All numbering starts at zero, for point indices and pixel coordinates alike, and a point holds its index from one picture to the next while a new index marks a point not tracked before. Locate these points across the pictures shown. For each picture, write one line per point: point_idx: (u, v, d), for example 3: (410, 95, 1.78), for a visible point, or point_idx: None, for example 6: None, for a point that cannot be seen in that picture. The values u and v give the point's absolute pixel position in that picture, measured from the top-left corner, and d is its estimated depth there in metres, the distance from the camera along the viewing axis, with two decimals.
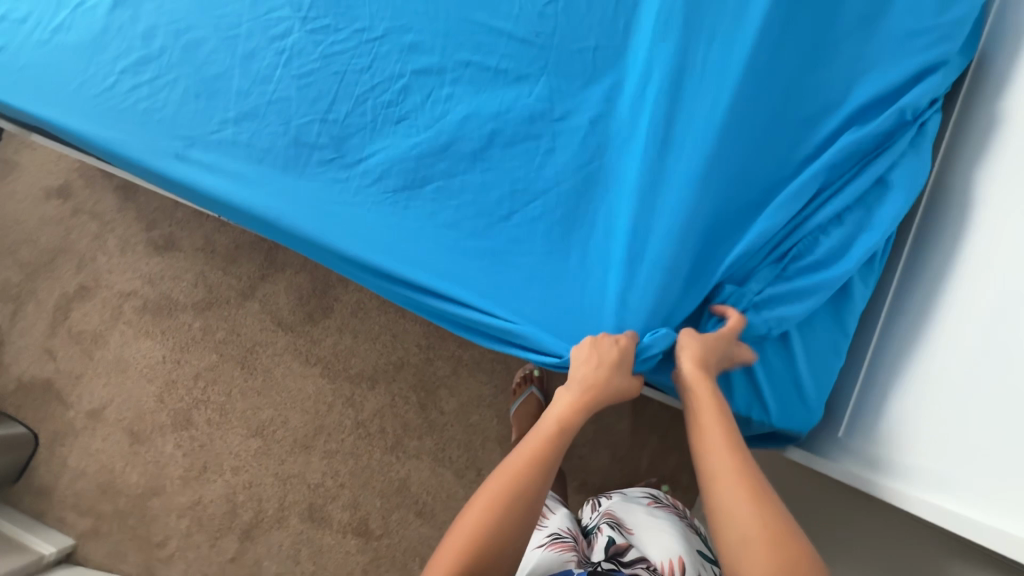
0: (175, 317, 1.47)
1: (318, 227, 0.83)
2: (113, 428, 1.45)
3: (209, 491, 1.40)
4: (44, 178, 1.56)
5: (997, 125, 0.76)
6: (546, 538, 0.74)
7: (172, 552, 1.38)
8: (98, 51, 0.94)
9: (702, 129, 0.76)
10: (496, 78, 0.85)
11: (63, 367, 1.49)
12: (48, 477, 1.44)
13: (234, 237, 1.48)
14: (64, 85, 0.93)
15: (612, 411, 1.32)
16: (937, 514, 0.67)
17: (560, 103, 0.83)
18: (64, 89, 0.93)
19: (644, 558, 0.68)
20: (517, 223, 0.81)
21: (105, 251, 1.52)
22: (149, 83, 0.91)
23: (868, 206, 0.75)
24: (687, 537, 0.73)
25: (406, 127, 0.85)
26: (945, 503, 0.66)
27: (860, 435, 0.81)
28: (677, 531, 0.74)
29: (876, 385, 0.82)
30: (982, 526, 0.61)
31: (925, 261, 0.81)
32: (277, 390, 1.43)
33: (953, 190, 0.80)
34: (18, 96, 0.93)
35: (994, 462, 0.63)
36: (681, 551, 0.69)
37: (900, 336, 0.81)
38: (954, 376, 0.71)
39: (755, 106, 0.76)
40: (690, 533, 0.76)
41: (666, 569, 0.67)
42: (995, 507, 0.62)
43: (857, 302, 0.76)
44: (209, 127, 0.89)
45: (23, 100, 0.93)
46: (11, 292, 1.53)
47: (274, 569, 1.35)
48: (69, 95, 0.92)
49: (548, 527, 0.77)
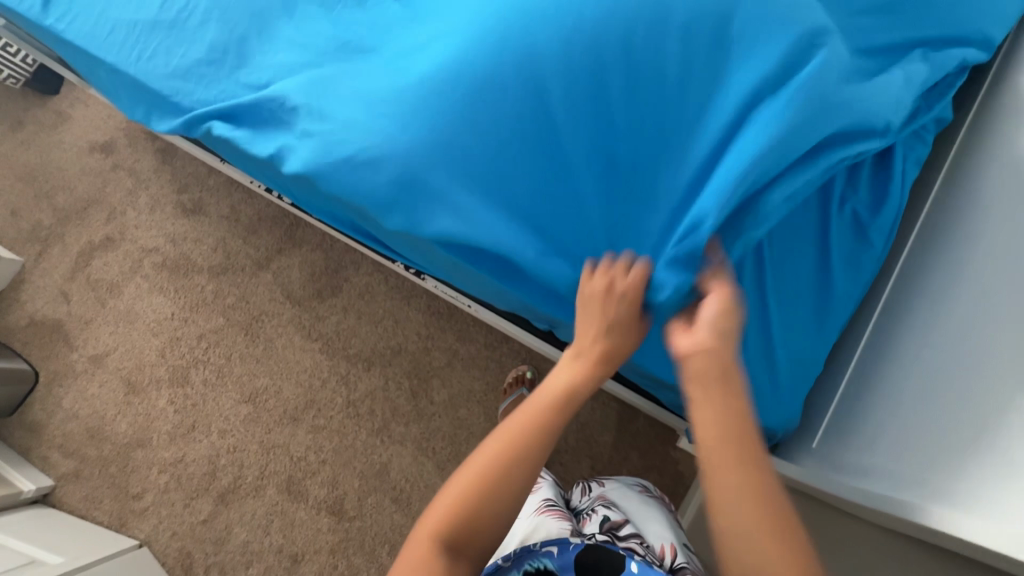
0: (190, 277, 1.53)
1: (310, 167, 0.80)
2: (111, 376, 1.49)
3: (192, 450, 1.42)
4: (91, 133, 1.66)
5: (986, 175, 0.84)
6: (542, 504, 0.76)
7: (147, 505, 1.40)
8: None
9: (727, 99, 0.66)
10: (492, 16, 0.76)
11: (75, 311, 1.54)
12: (41, 415, 1.48)
13: (259, 210, 1.55)
14: (109, 34, 0.95)
15: (599, 422, 1.34)
16: (883, 501, 0.70)
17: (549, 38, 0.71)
18: (100, 31, 0.96)
19: (639, 535, 0.71)
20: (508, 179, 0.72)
21: (136, 208, 1.59)
22: (147, 32, 0.94)
23: (865, 227, 0.81)
24: (677, 528, 0.76)
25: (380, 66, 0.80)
26: (896, 494, 0.70)
27: (830, 442, 0.85)
28: (669, 523, 0.76)
29: (852, 398, 0.86)
30: (927, 511, 0.65)
31: (904, 290, 0.87)
32: (276, 359, 1.46)
33: (943, 230, 0.86)
34: (76, 29, 0.97)
35: (950, 460, 0.67)
36: (674, 541, 0.71)
37: (872, 357, 0.87)
38: (931, 388, 0.74)
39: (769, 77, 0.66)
40: (678, 525, 0.79)
41: (660, 552, 0.69)
42: (949, 502, 0.64)
43: (838, 312, 0.80)
44: (190, 83, 0.91)
45: (75, 32, 0.97)
46: (40, 234, 1.60)
47: (243, 537, 1.36)
48: (104, 37, 0.95)
49: (543, 495, 0.78)
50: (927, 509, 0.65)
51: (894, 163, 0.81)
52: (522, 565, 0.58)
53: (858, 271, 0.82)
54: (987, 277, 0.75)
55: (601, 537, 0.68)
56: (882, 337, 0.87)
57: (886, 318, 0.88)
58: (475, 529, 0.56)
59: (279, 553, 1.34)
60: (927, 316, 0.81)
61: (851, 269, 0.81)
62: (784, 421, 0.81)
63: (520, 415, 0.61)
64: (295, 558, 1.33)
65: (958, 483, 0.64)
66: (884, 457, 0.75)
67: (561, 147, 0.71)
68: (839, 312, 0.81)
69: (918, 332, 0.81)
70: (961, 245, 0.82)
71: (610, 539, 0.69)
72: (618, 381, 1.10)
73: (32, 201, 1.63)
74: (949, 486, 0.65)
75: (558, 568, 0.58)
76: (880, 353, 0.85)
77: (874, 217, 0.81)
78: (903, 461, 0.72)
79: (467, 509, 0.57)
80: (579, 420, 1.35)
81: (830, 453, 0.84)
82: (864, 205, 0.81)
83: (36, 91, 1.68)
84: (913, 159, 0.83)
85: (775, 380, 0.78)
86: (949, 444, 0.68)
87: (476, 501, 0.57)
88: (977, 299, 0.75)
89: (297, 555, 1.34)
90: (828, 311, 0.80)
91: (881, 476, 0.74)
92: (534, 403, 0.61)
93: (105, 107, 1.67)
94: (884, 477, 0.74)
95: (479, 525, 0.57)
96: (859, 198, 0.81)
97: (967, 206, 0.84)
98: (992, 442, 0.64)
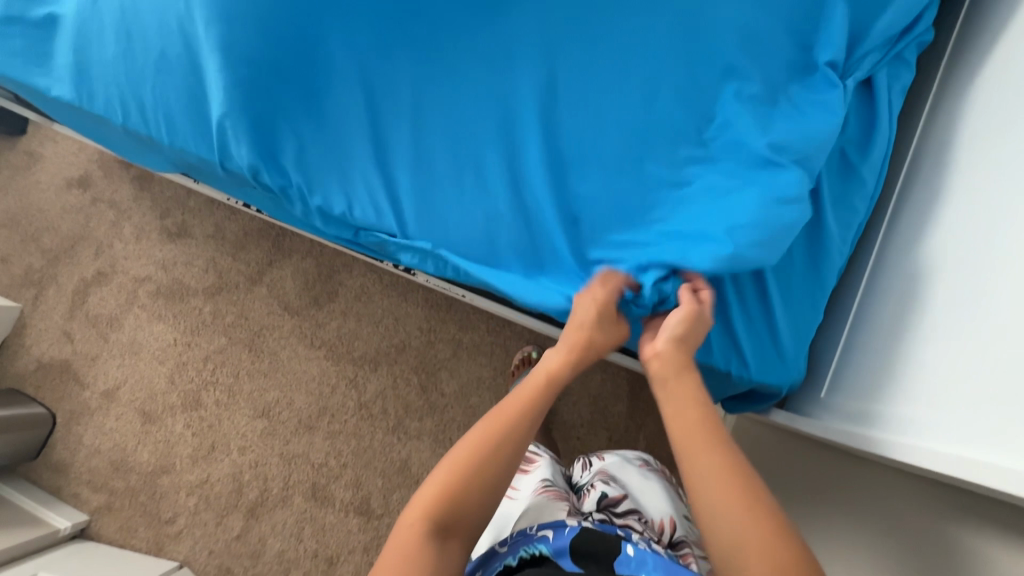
0: (187, 301, 1.53)
1: (304, 191, 0.90)
2: (125, 408, 1.50)
3: (216, 470, 1.44)
4: (66, 170, 1.64)
5: (973, 87, 0.79)
6: (538, 484, 0.76)
7: (181, 528, 1.43)
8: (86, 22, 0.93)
9: (675, 144, 0.78)
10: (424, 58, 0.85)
11: (80, 349, 1.55)
12: (64, 454, 1.50)
13: (243, 225, 1.54)
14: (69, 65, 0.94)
15: (611, 393, 1.34)
16: (877, 446, 0.70)
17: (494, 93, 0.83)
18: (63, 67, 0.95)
19: (637, 510, 0.71)
20: (487, 214, 0.83)
21: (122, 239, 1.58)
22: (104, 57, 0.92)
23: (852, 159, 0.78)
24: (677, 502, 0.75)
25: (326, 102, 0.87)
26: (900, 438, 0.68)
27: (837, 392, 0.85)
28: (670, 496, 0.75)
29: (859, 342, 0.84)
30: (920, 451, 0.64)
31: (902, 224, 0.84)
32: (283, 371, 1.47)
33: (936, 156, 0.82)
34: (38, 76, 0.97)
35: (945, 396, 0.65)
36: (673, 514, 0.72)
37: (872, 302, 0.84)
38: (944, 322, 0.70)
39: (692, 112, 0.78)
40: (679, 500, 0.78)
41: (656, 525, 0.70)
42: (951, 442, 0.62)
43: (835, 257, 0.77)
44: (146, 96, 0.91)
45: (39, 81, 0.97)
46: (33, 278, 1.60)
47: (278, 547, 1.38)
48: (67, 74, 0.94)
49: (539, 474, 0.78)
50: (923, 450, 0.64)
51: (875, 99, 0.78)
52: (517, 552, 0.58)
53: (851, 216, 0.79)
54: (998, 193, 0.68)
55: (598, 518, 0.68)
56: (881, 276, 0.84)
57: (885, 257, 0.85)
58: (469, 497, 0.57)
59: (315, 558, 1.37)
60: (926, 250, 0.77)
61: (852, 214, 0.79)
62: (789, 378, 0.79)
63: (518, 395, 0.65)
64: (330, 561, 1.36)
65: (959, 421, 0.62)
66: (888, 402, 0.74)
67: (536, 193, 0.81)
68: (836, 261, 0.78)
69: (920, 265, 0.77)
70: (953, 169, 0.78)
71: (606, 517, 0.69)
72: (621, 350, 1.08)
73: (20, 246, 1.62)
74: (971, 426, 0.60)
75: (554, 554, 0.56)
76: (880, 294, 0.83)
77: (864, 155, 0.78)
78: (908, 406, 0.70)
79: (461, 480, 0.58)
80: (591, 393, 1.35)
81: (835, 403, 0.84)
82: (852, 144, 0.79)
83: (6, 136, 1.67)
84: (898, 85, 0.80)
85: (775, 337, 0.77)
86: (954, 380, 0.65)
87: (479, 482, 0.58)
88: (992, 219, 0.68)
89: (332, 558, 1.36)
90: (822, 255, 0.78)
91: (890, 423, 0.72)
92: (522, 390, 0.65)
93: (74, 141, 1.64)
94: (886, 423, 0.72)
95: (486, 488, 0.58)
96: (846, 136, 0.79)
97: (964, 122, 0.78)
98: (1000, 372, 0.59)
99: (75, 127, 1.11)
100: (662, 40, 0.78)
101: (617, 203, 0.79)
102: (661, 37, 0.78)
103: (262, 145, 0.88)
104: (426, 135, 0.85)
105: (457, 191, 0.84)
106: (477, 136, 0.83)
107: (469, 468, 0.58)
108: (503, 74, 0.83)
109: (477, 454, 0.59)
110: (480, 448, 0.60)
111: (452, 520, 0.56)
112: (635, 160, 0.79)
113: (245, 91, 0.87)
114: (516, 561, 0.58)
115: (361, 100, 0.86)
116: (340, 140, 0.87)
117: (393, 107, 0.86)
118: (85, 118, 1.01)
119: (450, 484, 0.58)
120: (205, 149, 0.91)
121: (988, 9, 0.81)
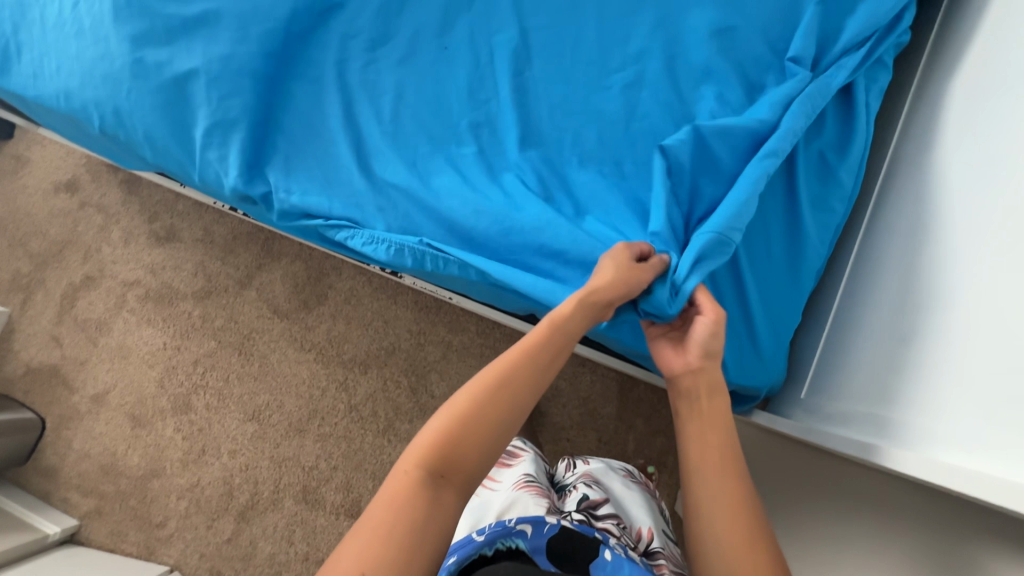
0: (176, 305, 1.52)
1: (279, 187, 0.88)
2: (115, 412, 1.50)
3: (207, 474, 1.44)
4: (53, 174, 1.63)
5: (949, 92, 0.80)
6: (521, 479, 0.76)
7: (171, 532, 1.43)
8: (69, 25, 0.93)
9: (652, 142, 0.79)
10: (412, 62, 0.88)
11: (69, 353, 1.55)
12: (54, 459, 1.50)
13: (232, 228, 1.54)
14: (51, 68, 0.94)
15: (600, 394, 1.35)
16: (856, 448, 0.71)
17: (476, 94, 0.86)
18: (45, 70, 0.94)
19: (616, 515, 0.71)
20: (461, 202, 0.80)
21: (110, 243, 1.57)
22: (85, 58, 0.92)
23: (831, 160, 0.79)
24: (656, 514, 0.76)
25: (312, 104, 0.90)
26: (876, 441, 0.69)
27: (816, 394, 0.86)
28: (648, 507, 0.76)
29: (840, 344, 0.84)
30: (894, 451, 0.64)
31: (881, 228, 0.85)
32: (273, 374, 1.47)
33: (912, 160, 0.83)
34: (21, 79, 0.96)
35: (920, 396, 0.65)
36: (652, 524, 0.72)
37: (852, 305, 0.85)
38: (921, 326, 0.70)
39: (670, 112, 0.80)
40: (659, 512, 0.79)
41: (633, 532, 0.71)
42: (926, 442, 0.62)
43: (811, 258, 0.79)
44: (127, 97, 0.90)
45: (22, 84, 0.96)
46: (21, 282, 1.59)
47: (268, 551, 1.39)
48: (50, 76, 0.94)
49: (523, 469, 0.79)
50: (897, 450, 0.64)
51: (853, 102, 0.79)
52: (494, 540, 0.56)
53: (830, 217, 0.80)
54: (972, 194, 0.69)
55: (576, 517, 0.69)
56: (861, 279, 0.85)
57: (863, 261, 0.86)
58: (467, 452, 0.58)
59: (306, 560, 1.37)
60: (903, 252, 0.78)
61: (829, 214, 0.80)
62: (767, 378, 0.80)
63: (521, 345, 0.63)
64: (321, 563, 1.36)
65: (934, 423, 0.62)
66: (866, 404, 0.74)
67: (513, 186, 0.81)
68: (813, 263, 0.79)
69: (897, 267, 0.78)
70: (930, 171, 0.78)
71: (584, 518, 0.69)
72: (607, 352, 1.08)
73: (7, 251, 1.62)
74: (944, 427, 0.60)
75: (530, 550, 0.57)
76: (859, 297, 0.84)
77: (841, 158, 0.79)
78: (883, 407, 0.71)
79: (456, 431, 0.58)
80: (580, 394, 1.35)
81: (815, 404, 0.85)
82: (830, 146, 0.80)
83: None
84: (876, 88, 0.81)
85: (753, 338, 0.77)
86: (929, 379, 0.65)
87: (477, 432, 0.59)
88: (970, 223, 0.68)
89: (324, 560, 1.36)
90: (800, 255, 0.78)
91: (868, 424, 0.72)
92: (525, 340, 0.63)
93: (61, 145, 1.64)
94: (864, 425, 0.73)
95: (481, 445, 0.59)
96: (824, 138, 0.80)
97: (940, 126, 0.79)
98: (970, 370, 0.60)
99: (57, 130, 1.10)
100: (638, 45, 0.82)
101: (596, 195, 0.79)
102: (636, 43, 0.82)
103: (243, 146, 0.88)
104: (408, 132, 0.86)
105: (433, 184, 0.84)
106: (458, 134, 0.85)
107: (465, 425, 0.58)
108: (485, 78, 0.86)
109: (474, 411, 0.59)
110: (477, 402, 0.59)
111: (448, 472, 0.57)
112: (612, 155, 0.80)
113: (233, 94, 0.88)
114: (492, 551, 0.55)
115: (345, 101, 0.89)
116: (324, 139, 0.89)
117: (377, 108, 0.88)
118: (64, 120, 1.00)
119: (447, 434, 0.58)
120: (183, 151, 0.91)
121: (964, 16, 0.82)
